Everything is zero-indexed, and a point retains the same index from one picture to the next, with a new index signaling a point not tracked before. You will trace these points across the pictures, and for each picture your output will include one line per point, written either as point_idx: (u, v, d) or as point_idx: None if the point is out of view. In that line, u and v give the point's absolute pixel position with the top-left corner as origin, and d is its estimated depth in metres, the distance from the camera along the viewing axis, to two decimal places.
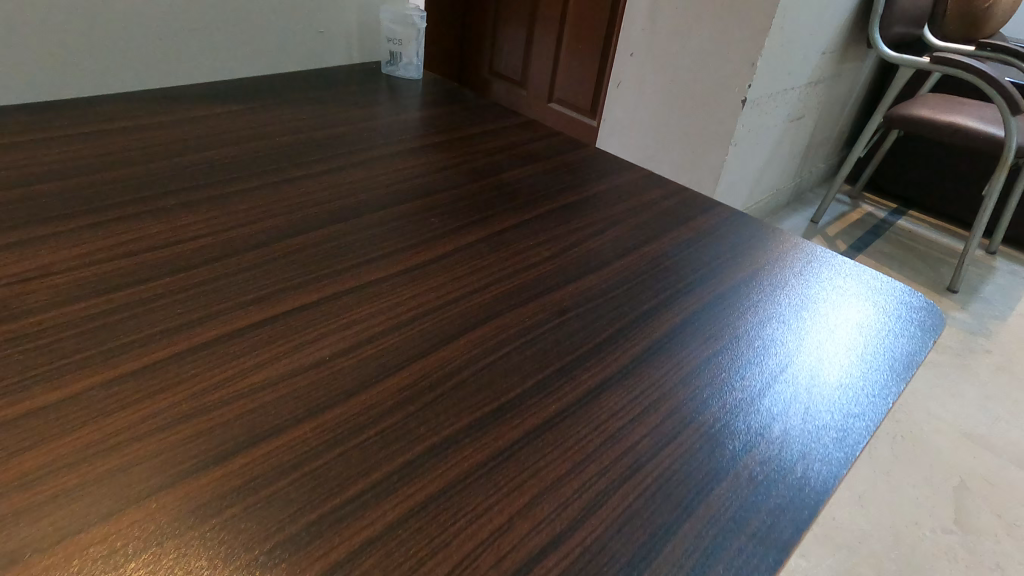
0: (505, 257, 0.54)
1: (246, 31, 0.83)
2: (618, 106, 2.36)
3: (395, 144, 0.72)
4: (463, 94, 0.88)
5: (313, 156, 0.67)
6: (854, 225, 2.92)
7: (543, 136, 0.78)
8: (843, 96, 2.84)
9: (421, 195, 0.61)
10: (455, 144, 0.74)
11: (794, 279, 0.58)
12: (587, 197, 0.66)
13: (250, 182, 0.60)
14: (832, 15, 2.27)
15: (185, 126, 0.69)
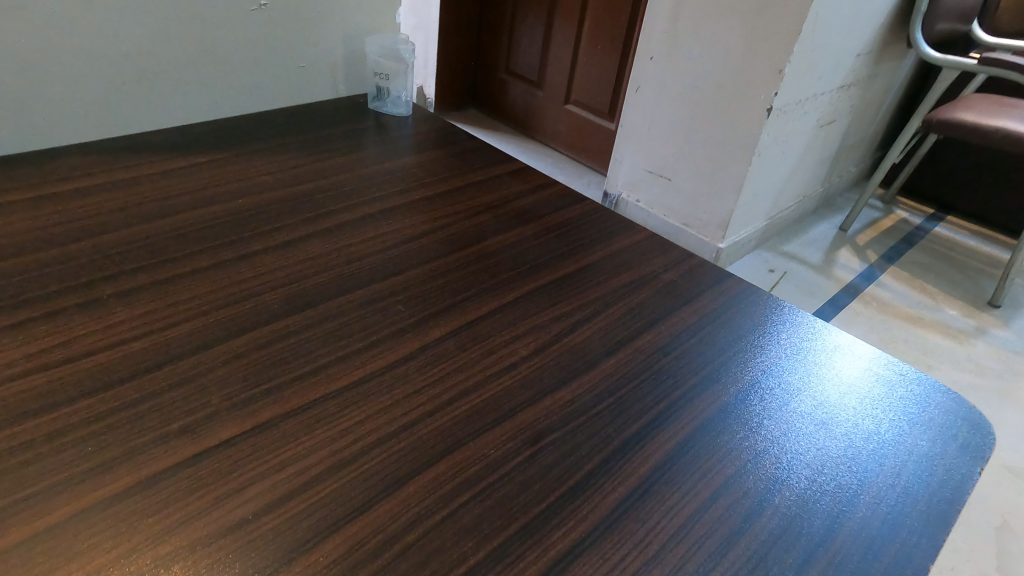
0: (480, 356, 0.48)
1: (223, 67, 0.75)
2: (637, 110, 2.26)
3: (370, 200, 0.65)
4: (454, 134, 0.80)
5: (278, 220, 0.60)
6: (886, 233, 2.78)
7: (540, 187, 0.71)
8: (879, 96, 2.69)
9: (389, 273, 0.55)
10: (437, 200, 0.66)
11: (814, 380, 0.51)
12: (581, 268, 0.59)
13: (202, 260, 0.54)
14: (869, 13, 2.13)
15: (145, 183, 0.63)
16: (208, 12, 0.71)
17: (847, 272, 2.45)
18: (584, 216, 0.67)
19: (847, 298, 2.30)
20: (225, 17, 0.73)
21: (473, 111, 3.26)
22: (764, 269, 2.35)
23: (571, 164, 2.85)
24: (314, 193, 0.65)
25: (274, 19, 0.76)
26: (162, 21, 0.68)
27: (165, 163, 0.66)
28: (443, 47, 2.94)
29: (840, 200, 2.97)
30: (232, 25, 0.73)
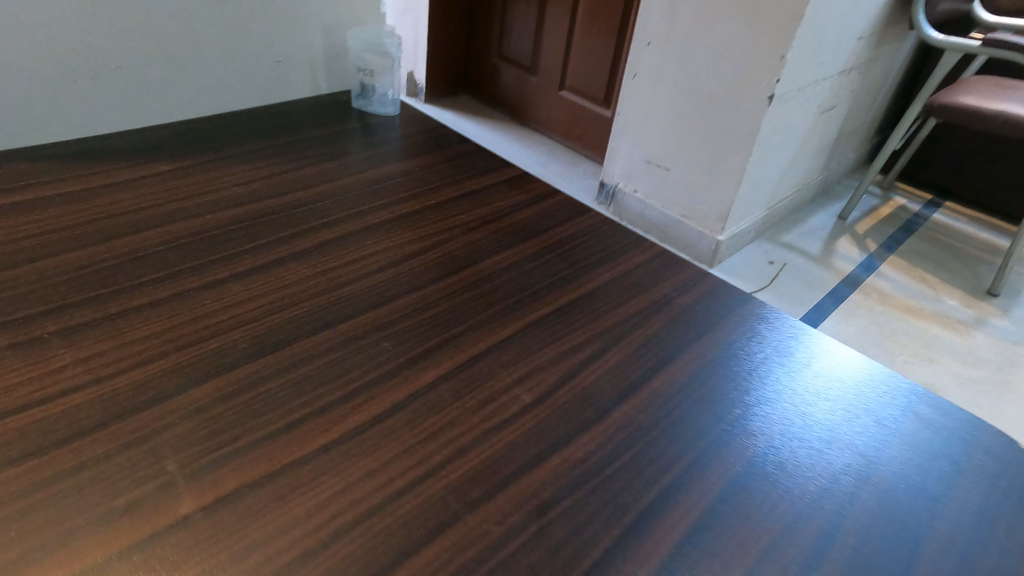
0: (478, 405, 0.42)
1: (189, 61, 0.68)
2: (633, 98, 2.19)
3: (353, 214, 0.59)
4: (445, 137, 0.73)
5: (249, 239, 0.53)
6: (884, 222, 2.70)
7: (539, 197, 0.65)
8: (881, 81, 2.61)
9: (374, 304, 0.49)
10: (426, 214, 0.60)
11: (847, 424, 0.46)
12: (587, 293, 0.53)
13: (161, 290, 0.47)
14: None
15: (100, 194, 0.56)
16: (171, 2, 0.64)
17: (846, 263, 2.39)
18: (587, 230, 0.61)
19: (847, 289, 2.24)
20: (190, 7, 0.65)
21: (464, 98, 3.17)
22: (763, 261, 2.30)
23: (566, 152, 2.77)
24: (292, 205, 0.58)
25: (246, 10, 0.69)
26: (118, 11, 0.61)
27: (122, 171, 0.59)
28: (433, 31, 2.84)
29: (839, 187, 2.90)
30: (198, 16, 0.66)
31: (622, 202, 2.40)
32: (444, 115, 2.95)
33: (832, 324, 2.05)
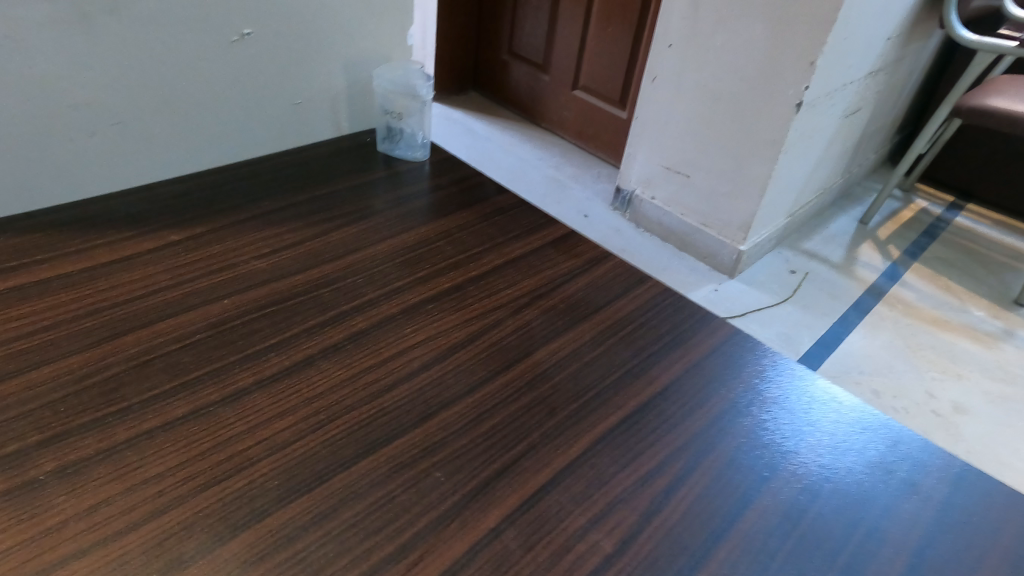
0: (552, 558, 0.36)
1: (200, 110, 0.61)
2: (652, 102, 2.10)
3: (388, 293, 0.52)
4: (480, 187, 0.68)
5: (272, 333, 0.47)
6: (907, 226, 2.59)
7: (588, 265, 0.59)
8: (909, 81, 2.50)
9: (421, 417, 0.42)
10: (469, 290, 0.54)
11: (974, 563, 0.40)
12: (656, 393, 0.47)
13: (178, 406, 0.40)
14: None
15: (102, 276, 0.48)
16: (177, 47, 0.56)
17: (869, 272, 2.30)
18: (649, 307, 0.55)
19: (871, 301, 2.15)
20: (200, 51, 0.58)
21: (474, 95, 3.08)
22: (785, 270, 2.23)
23: (579, 154, 2.69)
24: (319, 284, 0.52)
25: (261, 51, 0.62)
26: (119, 62, 0.54)
27: (124, 244, 0.52)
28: (442, 27, 2.75)
29: (858, 189, 2.78)
30: (209, 61, 0.59)
31: (640, 209, 2.32)
32: (453, 114, 2.86)
33: (856, 339, 1.97)
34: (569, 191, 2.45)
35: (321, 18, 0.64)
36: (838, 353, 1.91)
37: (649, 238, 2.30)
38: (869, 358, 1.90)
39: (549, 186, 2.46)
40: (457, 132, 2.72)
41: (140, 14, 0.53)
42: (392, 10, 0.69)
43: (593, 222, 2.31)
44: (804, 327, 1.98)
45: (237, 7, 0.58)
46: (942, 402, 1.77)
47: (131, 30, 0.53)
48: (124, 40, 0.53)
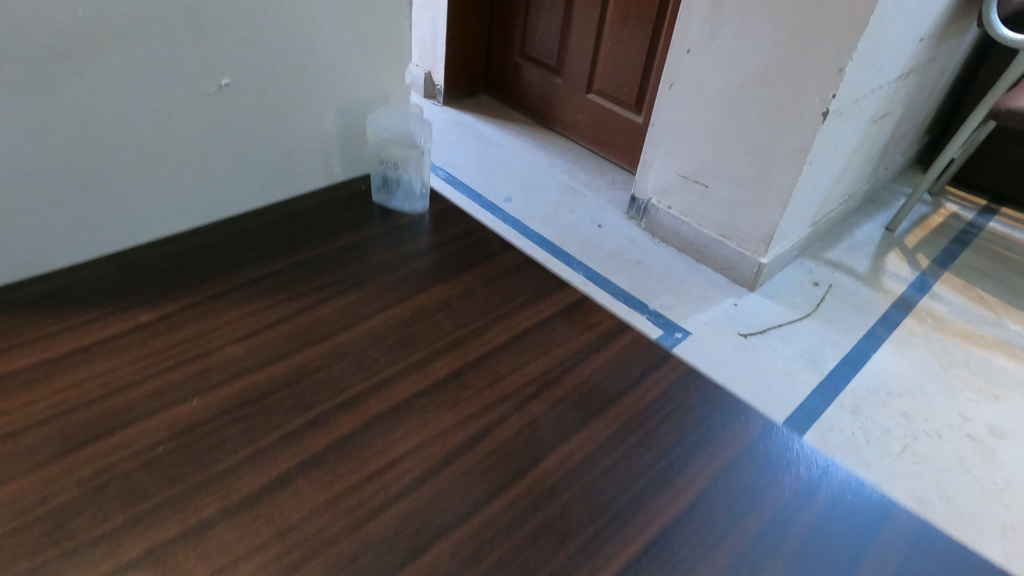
0: None
1: (177, 169, 0.55)
2: (670, 110, 2.01)
3: (378, 383, 0.47)
4: (484, 243, 0.61)
5: (246, 441, 0.41)
6: (937, 233, 2.48)
7: (603, 339, 0.53)
8: (940, 81, 2.38)
9: (411, 554, 0.37)
10: (469, 375, 0.48)
11: None
12: (683, 510, 0.41)
13: (131, 546, 0.35)
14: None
15: (61, 372, 0.44)
16: (147, 106, 0.51)
17: (897, 282, 2.19)
18: (672, 394, 0.49)
19: (900, 314, 2.04)
20: (175, 107, 0.53)
21: (485, 98, 2.99)
22: (808, 282, 2.13)
23: (592, 159, 2.61)
24: (302, 374, 0.46)
25: (242, 102, 0.56)
26: (83, 127, 0.49)
27: (89, 330, 0.47)
28: (453, 29, 2.67)
29: (885, 194, 2.65)
30: (186, 117, 0.54)
31: (656, 218, 2.22)
32: (464, 118, 2.78)
33: (884, 356, 1.87)
34: (582, 199, 2.36)
35: (308, 63, 0.59)
36: (865, 371, 1.81)
37: (665, 248, 2.20)
38: (899, 378, 1.80)
39: (561, 193, 2.36)
40: (467, 137, 2.64)
41: (103, 74, 0.48)
42: (387, 49, 0.63)
43: (608, 232, 2.21)
44: (829, 344, 1.88)
45: (213, 58, 0.53)
46: (977, 425, 1.68)
47: (93, 92, 0.48)
48: (86, 103, 0.48)
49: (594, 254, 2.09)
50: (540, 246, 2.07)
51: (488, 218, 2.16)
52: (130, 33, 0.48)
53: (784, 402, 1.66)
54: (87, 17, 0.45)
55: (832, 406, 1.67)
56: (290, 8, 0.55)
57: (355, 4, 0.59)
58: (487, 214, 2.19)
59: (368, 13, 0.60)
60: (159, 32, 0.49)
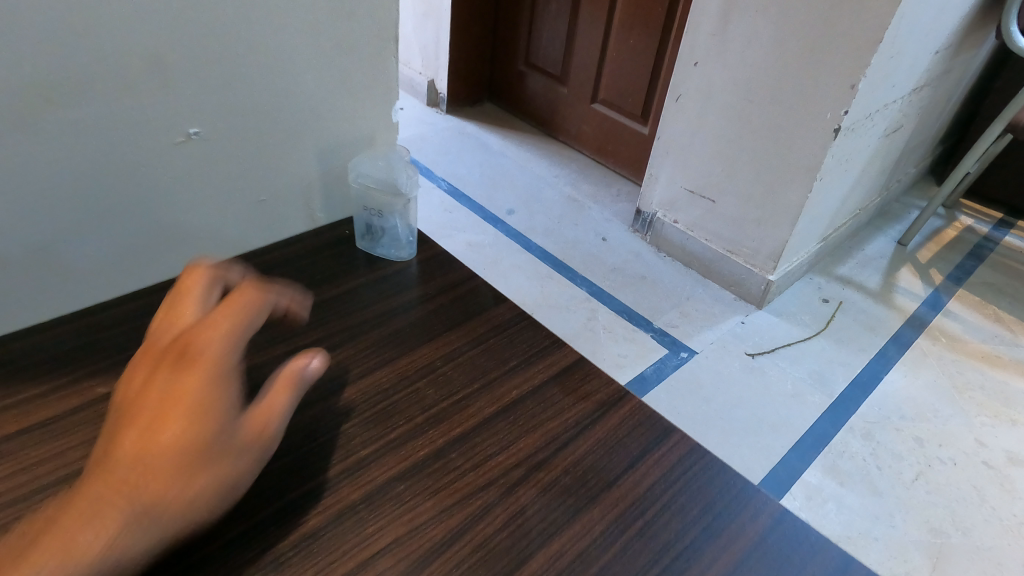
0: None
1: (144, 219, 0.53)
2: (675, 123, 1.91)
3: (354, 465, 0.43)
4: (475, 295, 0.57)
5: (204, 538, 0.38)
6: (950, 248, 2.39)
7: (599, 410, 0.49)
8: (956, 90, 2.28)
9: None
10: (451, 455, 0.44)
11: None
12: None
13: None
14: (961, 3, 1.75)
15: (8, 455, 0.40)
16: (117, 158, 0.49)
17: (909, 299, 2.09)
18: (677, 477, 0.45)
19: (912, 333, 1.94)
20: (140, 157, 0.50)
21: (490, 106, 2.94)
22: (817, 299, 2.03)
23: (598, 171, 2.56)
24: (269, 455, 0.43)
25: (217, 149, 0.54)
26: (44, 183, 0.46)
27: (36, 407, 0.43)
28: (456, 36, 2.61)
29: (896, 207, 2.56)
30: (152, 166, 0.51)
31: (661, 232, 2.11)
32: (467, 127, 2.73)
33: (897, 378, 1.75)
34: (586, 211, 2.29)
35: (286, 106, 0.56)
36: (875, 395, 1.68)
37: (670, 263, 2.08)
38: (911, 401, 1.68)
39: (566, 206, 2.30)
40: (470, 147, 2.59)
41: (61, 129, 0.45)
42: (370, 88, 0.61)
43: (612, 246, 2.12)
44: (838, 364, 1.76)
45: (186, 106, 0.51)
46: (995, 453, 1.56)
47: (51, 148, 0.46)
48: (50, 158, 0.46)
49: (597, 269, 2.00)
50: (541, 260, 2.01)
51: (490, 231, 2.11)
52: (98, 84, 0.46)
53: (791, 425, 1.55)
54: (51, 71, 0.43)
55: (842, 430, 1.56)
56: (268, 52, 0.53)
57: (337, 46, 0.57)
58: (489, 226, 2.14)
59: (350, 53, 0.58)
60: (121, 82, 0.47)
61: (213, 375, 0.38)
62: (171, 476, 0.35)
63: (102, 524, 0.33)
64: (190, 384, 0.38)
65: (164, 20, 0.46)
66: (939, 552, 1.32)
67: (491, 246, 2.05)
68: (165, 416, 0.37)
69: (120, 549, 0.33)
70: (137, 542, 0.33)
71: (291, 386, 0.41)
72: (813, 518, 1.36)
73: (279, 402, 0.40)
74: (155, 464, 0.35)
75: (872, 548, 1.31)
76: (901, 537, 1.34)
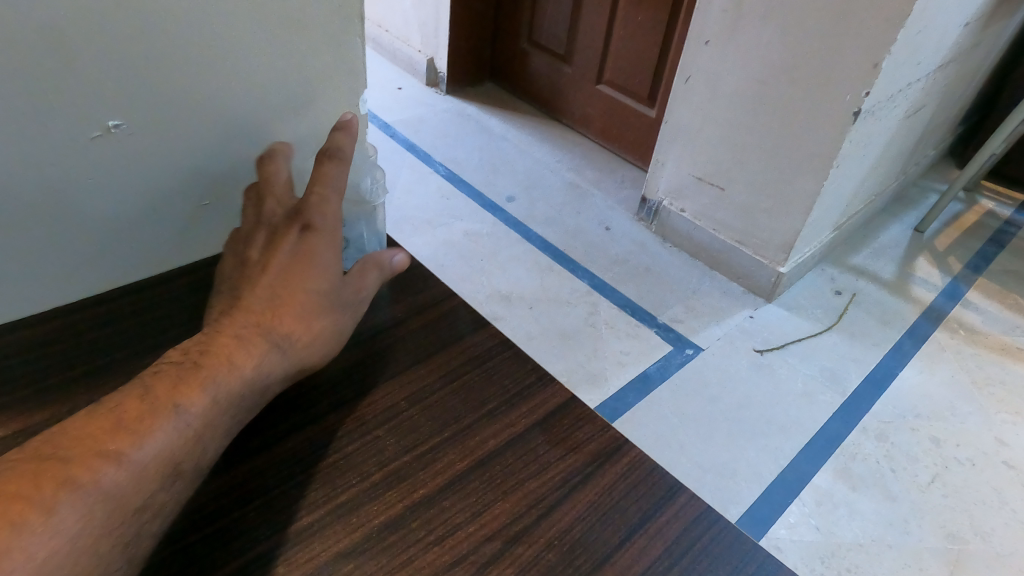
0: None
1: (70, 221, 0.49)
2: (683, 106, 1.80)
3: (297, 535, 0.37)
4: (452, 318, 0.50)
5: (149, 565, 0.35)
6: (970, 233, 2.20)
7: (588, 461, 0.42)
8: (984, 67, 2.14)
9: None
10: (411, 522, 0.38)
11: None
12: None
13: None
14: None
15: None
16: (25, 151, 0.44)
17: (926, 290, 1.93)
18: (682, 552, 0.38)
19: (929, 327, 1.80)
20: (63, 151, 0.46)
21: (491, 87, 2.82)
22: (829, 290, 1.89)
23: (604, 156, 2.46)
24: (196, 521, 0.37)
25: (145, 140, 0.49)
26: None
27: None
28: (455, 12, 2.48)
29: (914, 191, 2.37)
30: (75, 164, 0.47)
31: (667, 220, 2.01)
32: (467, 109, 2.62)
33: (912, 375, 1.63)
34: (589, 198, 2.20)
35: (229, 93, 0.50)
36: (890, 392, 1.58)
37: (676, 254, 1.99)
38: (928, 399, 1.57)
39: (569, 193, 2.21)
40: (469, 130, 2.48)
41: None
42: (328, 71, 0.54)
43: (616, 236, 2.03)
44: (851, 361, 1.66)
45: (106, 91, 0.45)
46: (1016, 452, 1.47)
47: None
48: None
49: (600, 260, 1.92)
50: (542, 250, 1.92)
51: (489, 219, 2.02)
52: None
53: (801, 426, 1.47)
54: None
55: (855, 431, 1.47)
56: (202, 30, 0.46)
57: (287, 23, 0.50)
58: (488, 214, 2.05)
59: (302, 33, 0.51)
60: (30, 69, 0.41)
61: (328, 245, 0.45)
62: (298, 323, 0.42)
63: (251, 357, 0.39)
64: (308, 249, 0.44)
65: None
66: (957, 560, 1.25)
67: (490, 235, 1.96)
68: (288, 276, 0.43)
69: (260, 382, 0.39)
70: (272, 379, 0.40)
71: (378, 267, 0.47)
72: (824, 525, 1.28)
73: (369, 280, 0.47)
74: (284, 313, 0.42)
75: (885, 556, 1.24)
76: (916, 545, 1.26)
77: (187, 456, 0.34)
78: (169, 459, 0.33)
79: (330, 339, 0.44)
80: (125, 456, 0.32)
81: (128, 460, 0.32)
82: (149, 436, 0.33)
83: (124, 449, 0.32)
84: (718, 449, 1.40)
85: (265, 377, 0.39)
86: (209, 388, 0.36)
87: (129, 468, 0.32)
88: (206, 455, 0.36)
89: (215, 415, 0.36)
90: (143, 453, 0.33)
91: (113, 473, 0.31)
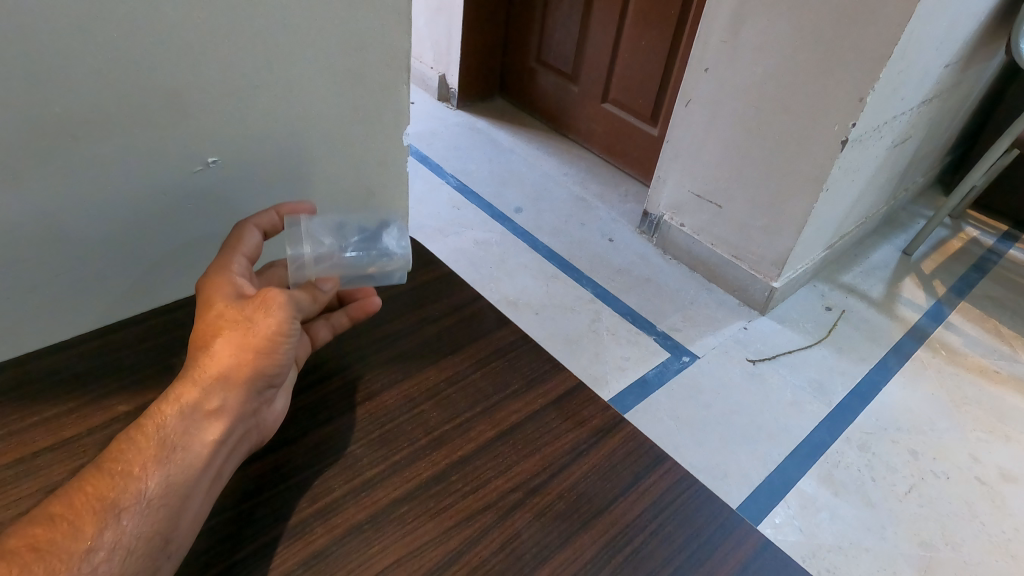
0: None
1: (171, 235, 0.61)
2: (683, 127, 1.90)
3: (361, 485, 0.47)
4: (479, 317, 0.61)
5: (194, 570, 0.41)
6: (955, 259, 2.29)
7: (594, 430, 0.52)
8: (972, 97, 2.24)
9: None
10: (449, 476, 0.48)
11: None
12: None
13: None
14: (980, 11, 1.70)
15: (63, 459, 0.49)
16: (122, 195, 0.56)
17: (911, 310, 2.03)
18: (668, 504, 0.48)
19: (912, 346, 1.89)
20: (169, 182, 0.58)
21: (500, 102, 2.92)
22: (819, 307, 1.99)
23: (608, 171, 2.56)
24: (278, 477, 0.47)
25: (231, 173, 0.62)
26: (90, 208, 0.55)
27: (65, 422, 0.52)
28: (468, 31, 2.59)
29: (904, 214, 2.47)
30: (178, 191, 0.59)
31: (667, 234, 2.11)
32: (478, 123, 2.73)
33: (895, 391, 1.72)
34: (594, 211, 2.30)
35: (300, 129, 0.64)
36: (873, 405, 1.67)
37: (676, 266, 2.09)
38: (909, 413, 1.66)
39: (574, 205, 2.31)
40: (480, 144, 2.59)
41: (106, 158, 0.53)
42: (381, 110, 0.68)
43: (619, 247, 2.13)
44: (838, 373, 1.76)
45: (201, 138, 0.58)
46: (988, 468, 1.56)
47: (101, 176, 0.54)
48: (85, 185, 0.54)
49: (602, 270, 2.01)
50: (548, 260, 2.02)
51: (498, 229, 2.12)
52: (118, 121, 0.52)
53: (789, 434, 1.56)
54: (67, 116, 0.50)
55: (839, 440, 1.56)
56: (285, 82, 0.60)
57: (346, 74, 0.63)
58: (497, 224, 2.15)
59: (361, 81, 0.65)
60: (156, 118, 0.54)
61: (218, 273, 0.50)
62: (199, 363, 0.43)
63: (169, 408, 0.41)
64: (204, 294, 0.48)
65: (170, 68, 0.52)
66: (928, 565, 1.34)
67: (499, 244, 2.06)
68: (197, 321, 0.46)
69: (185, 410, 0.41)
70: (198, 402, 0.42)
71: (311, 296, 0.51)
72: (807, 527, 1.37)
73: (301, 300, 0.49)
74: (192, 361, 0.44)
75: (862, 559, 1.33)
76: (891, 551, 1.35)
77: (129, 499, 0.38)
78: (105, 506, 0.37)
79: (260, 343, 0.45)
80: (64, 518, 0.36)
81: (65, 522, 0.36)
82: (91, 500, 0.37)
83: (62, 516, 0.36)
84: (711, 453, 1.49)
85: (180, 420, 0.41)
86: (138, 448, 0.40)
87: (69, 529, 0.36)
88: (155, 489, 0.39)
89: (141, 456, 0.39)
90: (75, 513, 0.36)
91: (54, 536, 0.35)
